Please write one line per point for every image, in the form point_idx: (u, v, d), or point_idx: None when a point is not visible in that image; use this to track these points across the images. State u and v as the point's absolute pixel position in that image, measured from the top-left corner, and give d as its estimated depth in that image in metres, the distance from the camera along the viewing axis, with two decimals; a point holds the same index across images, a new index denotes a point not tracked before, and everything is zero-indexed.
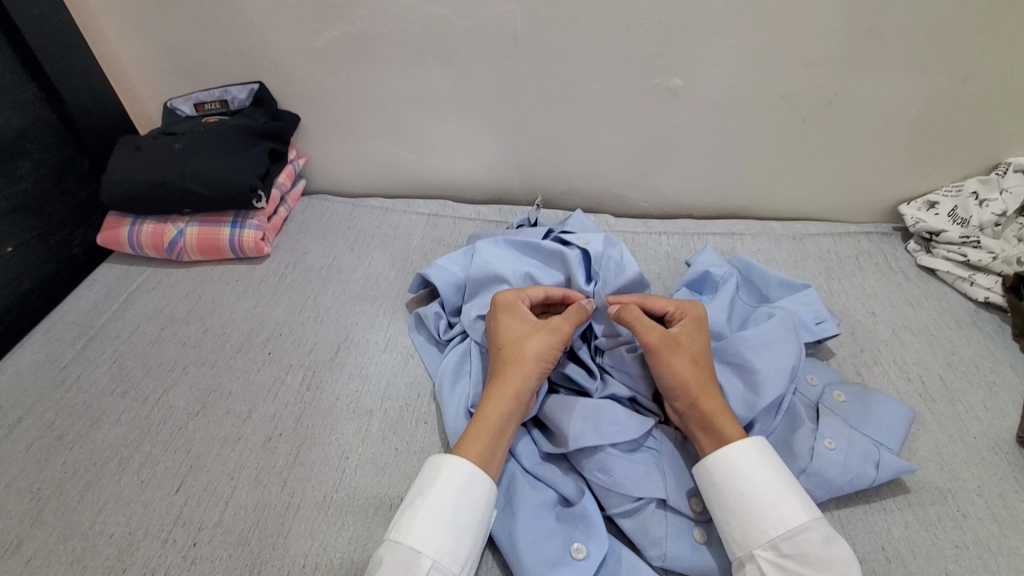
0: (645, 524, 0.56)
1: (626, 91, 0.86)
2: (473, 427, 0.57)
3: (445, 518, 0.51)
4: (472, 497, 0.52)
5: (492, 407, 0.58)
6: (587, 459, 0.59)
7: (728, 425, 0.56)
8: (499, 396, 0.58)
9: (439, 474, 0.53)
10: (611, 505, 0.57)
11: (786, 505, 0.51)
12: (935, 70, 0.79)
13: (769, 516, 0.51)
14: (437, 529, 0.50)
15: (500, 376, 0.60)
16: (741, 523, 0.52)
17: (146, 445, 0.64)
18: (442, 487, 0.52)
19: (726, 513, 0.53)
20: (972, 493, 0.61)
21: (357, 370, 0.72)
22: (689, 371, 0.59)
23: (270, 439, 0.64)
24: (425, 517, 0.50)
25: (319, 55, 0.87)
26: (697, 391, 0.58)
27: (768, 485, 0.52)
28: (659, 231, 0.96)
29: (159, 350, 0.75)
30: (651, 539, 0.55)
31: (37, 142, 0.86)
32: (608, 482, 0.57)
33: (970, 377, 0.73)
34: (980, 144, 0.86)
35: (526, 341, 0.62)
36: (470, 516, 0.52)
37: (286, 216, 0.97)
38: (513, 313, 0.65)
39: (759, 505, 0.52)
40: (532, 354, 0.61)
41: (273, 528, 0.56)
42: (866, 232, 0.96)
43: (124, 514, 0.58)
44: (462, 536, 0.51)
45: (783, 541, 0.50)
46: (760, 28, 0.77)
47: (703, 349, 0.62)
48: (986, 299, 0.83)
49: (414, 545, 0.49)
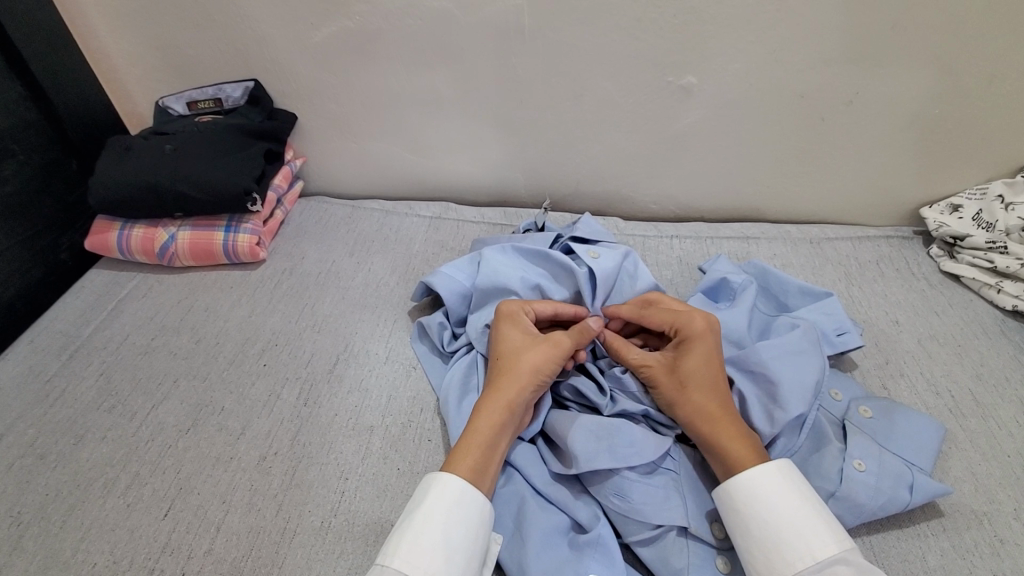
0: (665, 553, 0.52)
1: (637, 89, 0.82)
2: (464, 439, 0.53)
3: (435, 540, 0.47)
4: (464, 515, 0.49)
5: (483, 419, 0.54)
6: (601, 482, 0.56)
7: (733, 452, 0.53)
8: (492, 408, 0.55)
9: (430, 491, 0.50)
10: (629, 533, 0.54)
11: (814, 535, 0.47)
12: (964, 67, 0.75)
13: (796, 545, 0.47)
14: (426, 552, 0.46)
15: (495, 386, 0.57)
16: (765, 552, 0.48)
17: (134, 464, 0.60)
18: (432, 504, 0.49)
19: (749, 542, 0.49)
20: (1010, 516, 0.58)
21: (357, 383, 0.68)
22: (683, 396, 0.57)
23: (265, 458, 0.60)
24: (413, 538, 0.47)
25: (316, 52, 0.84)
26: (692, 416, 0.56)
27: (794, 513, 0.49)
28: (671, 235, 0.92)
29: (148, 362, 0.71)
30: (671, 570, 0.51)
31: (22, 142, 0.82)
32: (625, 508, 0.54)
33: (1001, 390, 0.70)
34: (1008, 145, 0.82)
35: (523, 353, 0.59)
36: (462, 535, 0.48)
37: (283, 219, 0.94)
38: (513, 324, 0.62)
39: (784, 533, 0.48)
40: (528, 367, 0.58)
41: (267, 557, 0.53)
42: (886, 236, 0.92)
43: (108, 541, 0.54)
44: (453, 557, 0.46)
45: (811, 573, 0.46)
46: (781, 23, 0.73)
47: (696, 368, 0.57)
48: (1014, 308, 0.79)
49: (402, 569, 0.45)
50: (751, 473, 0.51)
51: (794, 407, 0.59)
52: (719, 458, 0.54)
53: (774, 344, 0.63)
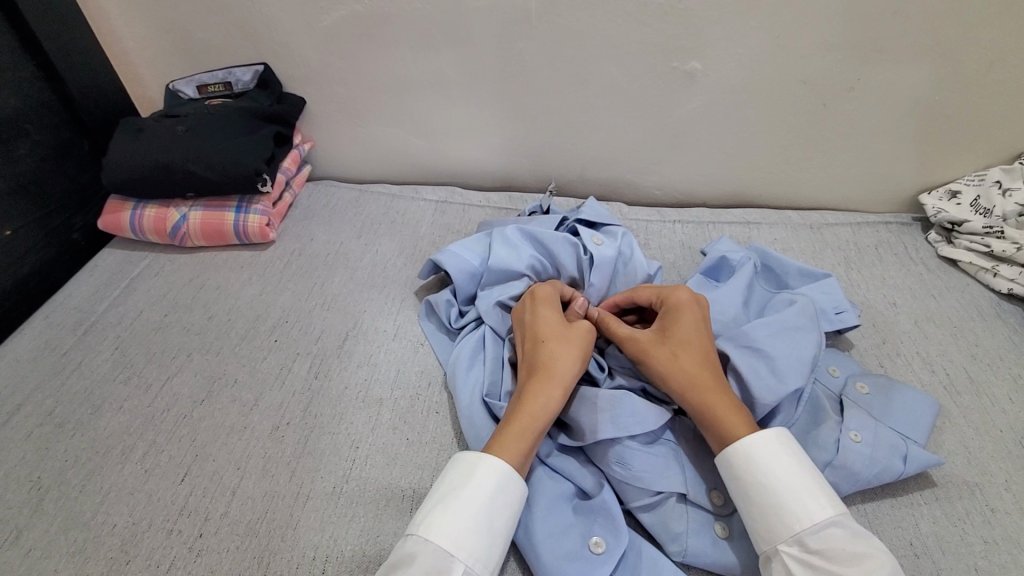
0: (665, 519, 0.54)
1: (641, 74, 0.83)
2: (515, 426, 0.53)
3: (480, 522, 0.47)
4: (506, 499, 0.49)
5: (539, 406, 0.54)
6: (604, 451, 0.58)
7: (733, 422, 0.53)
8: (546, 392, 0.55)
9: (474, 473, 0.50)
10: (631, 499, 0.56)
11: (811, 499, 0.49)
12: (962, 55, 0.76)
13: (795, 510, 0.49)
14: (471, 534, 0.47)
15: (545, 370, 0.56)
16: (765, 517, 0.50)
17: (150, 433, 0.62)
18: (479, 487, 0.49)
19: (750, 507, 0.51)
20: (1001, 487, 0.59)
21: (366, 358, 0.69)
22: (680, 365, 0.57)
23: (278, 427, 0.62)
24: (458, 519, 0.47)
25: (326, 36, 0.85)
26: (687, 385, 0.56)
27: (792, 478, 0.50)
28: (674, 220, 0.94)
29: (162, 336, 0.73)
30: (671, 534, 0.53)
31: (35, 123, 0.84)
32: (626, 475, 0.55)
33: (994, 369, 0.71)
34: (1006, 133, 0.83)
35: (568, 334, 0.59)
36: (504, 518, 0.49)
37: (291, 202, 0.95)
38: (548, 304, 0.63)
39: (782, 499, 0.49)
40: (579, 352, 0.58)
41: (282, 520, 0.54)
42: (885, 222, 0.94)
43: (127, 504, 0.56)
44: (493, 538, 0.48)
45: (809, 535, 0.47)
46: (784, 8, 0.74)
47: (687, 337, 0.58)
48: (1009, 291, 0.80)
49: (448, 548, 0.46)
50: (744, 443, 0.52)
51: (794, 380, 0.60)
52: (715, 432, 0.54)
53: (770, 321, 0.65)
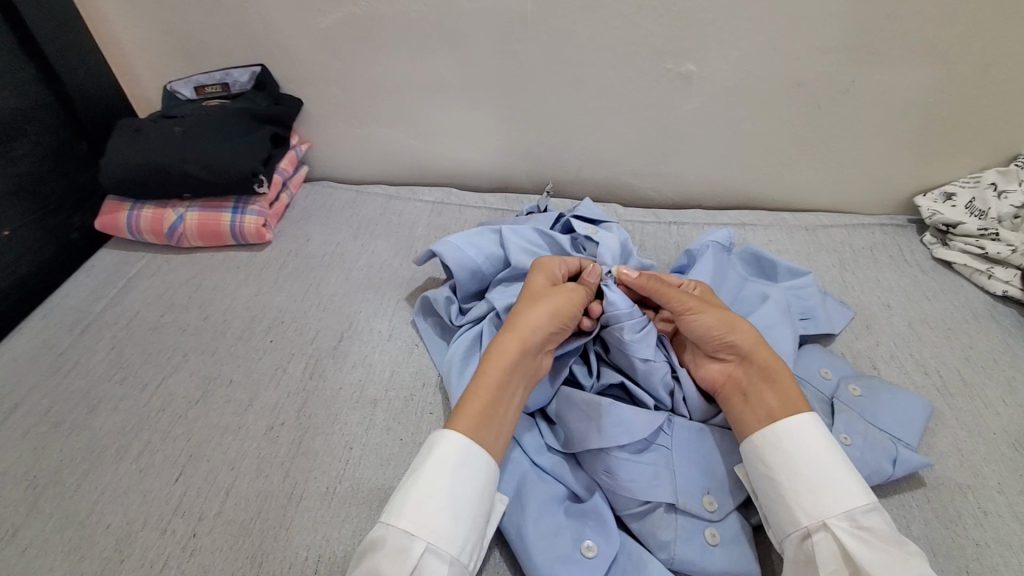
0: (653, 527, 0.54)
1: (637, 76, 0.84)
2: (473, 381, 0.54)
3: (441, 499, 0.47)
4: (467, 476, 0.49)
5: (495, 358, 0.55)
6: (592, 460, 0.58)
7: (789, 382, 0.56)
8: (505, 346, 0.56)
9: (433, 452, 0.50)
10: (621, 506, 0.56)
11: (858, 480, 0.50)
12: (957, 57, 0.76)
13: (846, 487, 0.50)
14: (432, 513, 0.47)
15: (509, 326, 0.58)
16: (813, 492, 0.50)
17: (145, 433, 0.62)
18: (437, 465, 0.49)
19: (797, 482, 0.51)
20: (992, 489, 0.60)
21: (361, 359, 0.70)
22: (741, 326, 0.59)
23: (272, 427, 0.62)
24: (418, 498, 0.47)
25: (323, 38, 0.85)
26: (752, 344, 0.58)
27: (840, 458, 0.51)
28: (669, 221, 0.94)
29: (159, 336, 0.73)
30: (659, 542, 0.53)
31: (34, 123, 0.84)
32: (614, 484, 0.56)
33: (988, 371, 0.72)
34: (1001, 136, 0.84)
35: (540, 295, 0.61)
36: (466, 495, 0.48)
37: (288, 203, 0.95)
38: (542, 273, 0.65)
39: (833, 475, 0.50)
40: (545, 309, 0.59)
41: (275, 520, 0.55)
42: (881, 224, 0.94)
43: (122, 503, 0.56)
44: (458, 517, 0.47)
45: (859, 512, 0.48)
46: (779, 10, 0.75)
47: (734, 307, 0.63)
48: (1003, 294, 0.81)
49: (410, 528, 0.46)
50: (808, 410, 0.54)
51: None
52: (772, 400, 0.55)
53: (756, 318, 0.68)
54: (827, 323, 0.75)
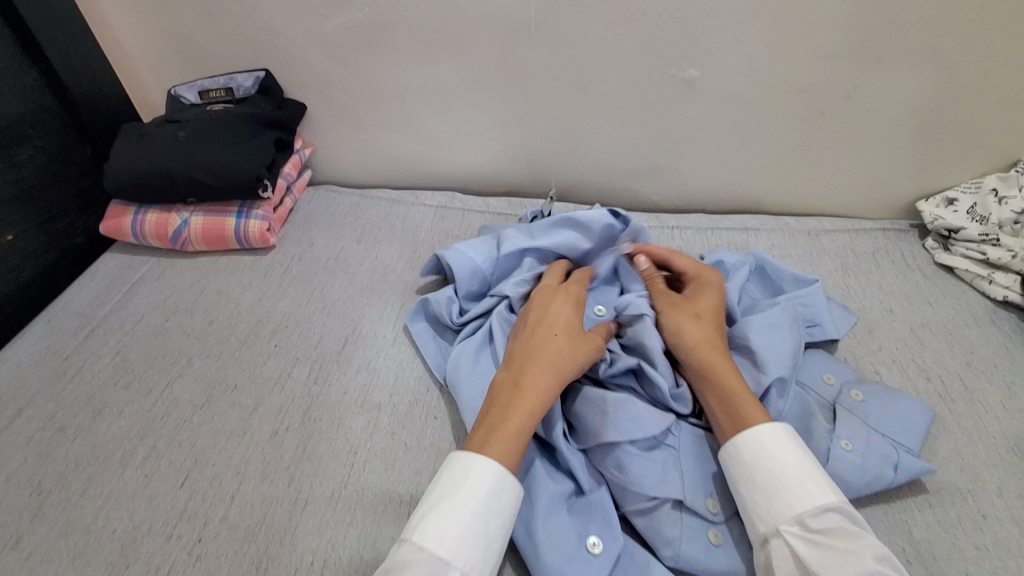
0: (659, 524, 0.54)
1: (640, 82, 0.84)
2: (509, 422, 0.53)
3: (475, 528, 0.48)
4: (500, 505, 0.49)
5: (534, 402, 0.54)
6: (603, 454, 0.57)
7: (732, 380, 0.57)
8: (544, 390, 0.55)
9: (468, 478, 0.50)
10: (627, 503, 0.56)
11: (813, 482, 0.49)
12: (958, 64, 0.77)
13: (797, 491, 0.49)
14: (467, 541, 0.47)
15: (547, 369, 0.57)
16: (766, 498, 0.50)
17: (150, 437, 0.63)
18: (471, 491, 0.49)
19: (752, 490, 0.51)
20: (993, 494, 0.60)
21: (366, 364, 0.70)
22: (692, 327, 0.62)
23: (277, 432, 0.62)
24: (452, 525, 0.47)
25: (327, 42, 0.85)
26: (695, 342, 0.61)
27: (796, 462, 0.51)
28: (672, 225, 0.94)
29: (163, 341, 0.74)
30: (664, 540, 0.53)
31: (37, 128, 0.84)
32: (623, 480, 0.55)
33: (989, 376, 0.72)
34: (1002, 142, 0.84)
35: (575, 339, 0.60)
36: (498, 524, 0.49)
37: (291, 207, 0.95)
38: (569, 306, 0.64)
39: (785, 479, 0.50)
40: (581, 358, 0.59)
41: (280, 524, 0.55)
42: (883, 229, 0.94)
43: (127, 509, 0.57)
44: (490, 545, 0.48)
45: (810, 517, 0.48)
46: (781, 17, 0.75)
47: (710, 306, 0.65)
48: (1004, 298, 0.81)
49: (445, 555, 0.46)
50: (757, 418, 0.54)
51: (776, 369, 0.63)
52: (733, 409, 0.55)
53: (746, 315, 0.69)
54: (833, 329, 0.74)
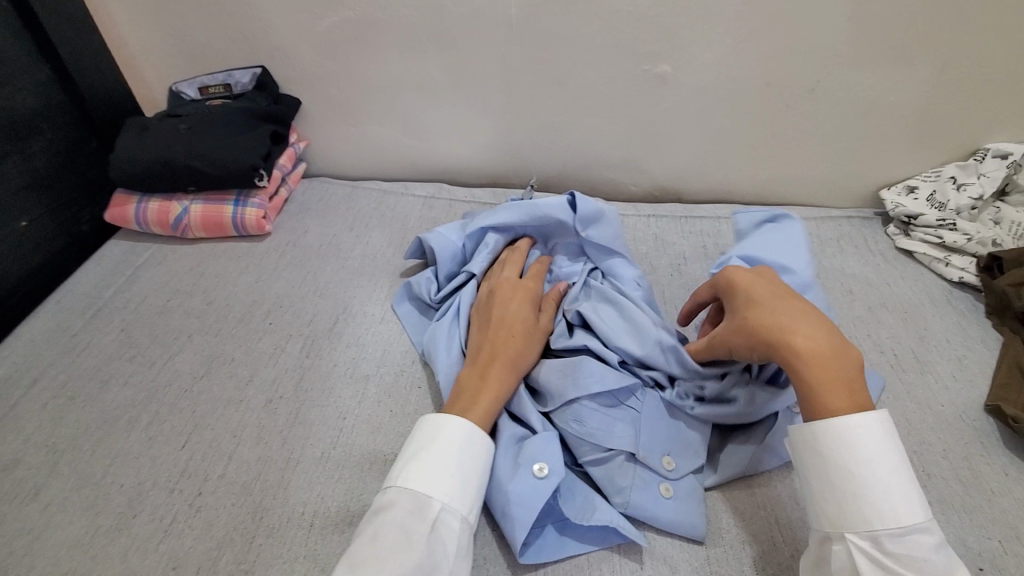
0: (612, 473, 0.59)
1: (616, 77, 0.89)
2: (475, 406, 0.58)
3: (452, 468, 0.53)
4: (474, 449, 0.55)
5: (495, 389, 0.59)
6: (563, 410, 0.62)
7: (818, 377, 0.51)
8: (503, 377, 0.60)
9: (443, 428, 0.55)
10: (583, 454, 0.61)
11: (904, 503, 0.48)
12: (912, 59, 0.82)
13: (883, 509, 0.47)
14: (444, 478, 0.52)
15: (506, 358, 0.61)
16: (844, 505, 0.49)
17: (154, 405, 0.67)
18: (446, 438, 0.54)
19: (830, 491, 0.50)
20: (938, 455, 0.65)
21: (354, 339, 0.75)
22: (744, 336, 0.56)
23: (272, 400, 0.67)
24: (432, 466, 0.53)
25: (321, 41, 0.91)
26: (761, 351, 0.54)
27: (889, 480, 0.48)
28: (648, 214, 0.99)
29: (165, 319, 0.78)
30: (616, 488, 0.59)
31: (49, 121, 0.89)
32: (580, 431, 0.60)
33: (941, 350, 0.77)
34: (958, 132, 0.89)
35: (530, 330, 0.64)
36: (474, 464, 0.54)
37: (286, 197, 1.00)
38: (523, 298, 0.67)
39: (873, 497, 0.48)
40: (533, 346, 0.64)
41: (274, 480, 0.60)
42: (849, 216, 0.99)
43: (134, 467, 0.62)
44: (468, 482, 0.53)
45: (890, 536, 0.47)
46: (746, 16, 0.80)
47: (751, 302, 0.57)
48: (960, 280, 0.86)
49: (426, 491, 0.52)
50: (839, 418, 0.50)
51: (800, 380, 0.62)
52: (811, 392, 0.51)
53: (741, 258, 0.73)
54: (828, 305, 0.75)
